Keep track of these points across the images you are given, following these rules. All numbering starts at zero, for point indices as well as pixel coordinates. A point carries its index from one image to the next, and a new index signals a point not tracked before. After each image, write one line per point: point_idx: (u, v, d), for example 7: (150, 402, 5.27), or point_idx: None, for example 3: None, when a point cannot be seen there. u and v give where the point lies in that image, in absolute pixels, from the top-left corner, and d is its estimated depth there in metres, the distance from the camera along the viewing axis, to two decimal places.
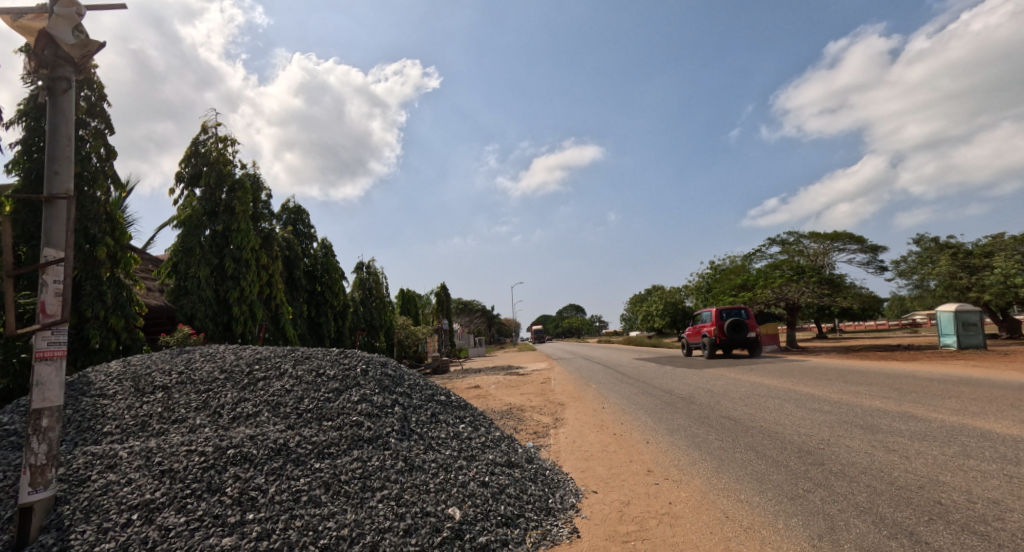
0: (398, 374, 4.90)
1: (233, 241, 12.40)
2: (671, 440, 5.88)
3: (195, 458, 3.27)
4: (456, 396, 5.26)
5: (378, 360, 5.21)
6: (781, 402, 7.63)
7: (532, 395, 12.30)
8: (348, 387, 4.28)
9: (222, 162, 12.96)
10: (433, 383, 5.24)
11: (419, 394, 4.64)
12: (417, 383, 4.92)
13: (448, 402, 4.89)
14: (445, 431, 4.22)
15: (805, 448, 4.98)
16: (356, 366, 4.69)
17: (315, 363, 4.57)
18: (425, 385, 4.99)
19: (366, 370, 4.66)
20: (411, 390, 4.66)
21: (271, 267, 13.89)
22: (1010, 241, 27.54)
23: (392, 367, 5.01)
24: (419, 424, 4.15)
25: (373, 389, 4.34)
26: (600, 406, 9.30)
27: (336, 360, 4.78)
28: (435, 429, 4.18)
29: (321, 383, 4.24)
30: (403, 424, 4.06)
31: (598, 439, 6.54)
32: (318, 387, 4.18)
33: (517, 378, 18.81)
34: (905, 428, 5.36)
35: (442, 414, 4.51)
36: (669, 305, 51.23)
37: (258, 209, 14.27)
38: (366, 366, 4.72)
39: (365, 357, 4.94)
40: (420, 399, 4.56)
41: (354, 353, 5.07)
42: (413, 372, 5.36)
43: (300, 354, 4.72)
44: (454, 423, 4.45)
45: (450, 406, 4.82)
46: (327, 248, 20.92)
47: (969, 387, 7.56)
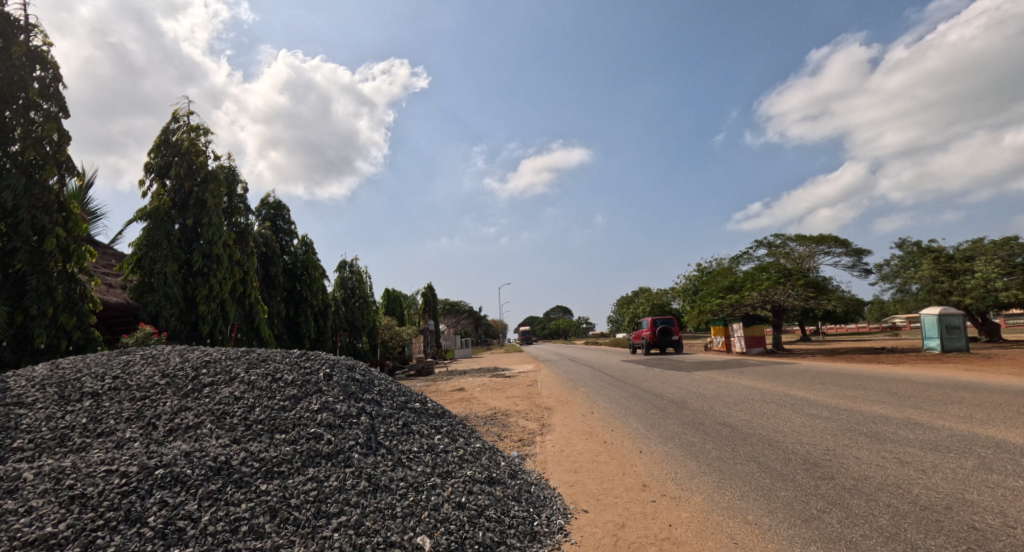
0: (367, 379, 4.41)
1: (203, 235, 11.73)
2: (667, 450, 5.46)
3: (115, 480, 2.74)
4: (432, 404, 4.80)
5: (346, 363, 4.71)
6: (777, 408, 7.29)
7: (518, 398, 11.86)
8: (308, 394, 3.79)
9: (193, 152, 12.25)
10: (407, 388, 4.76)
11: (389, 402, 4.16)
12: (389, 388, 4.44)
13: (423, 410, 4.43)
14: (418, 443, 3.75)
15: (811, 460, 4.58)
16: (319, 369, 4.19)
17: (272, 367, 4.06)
18: (398, 391, 4.51)
19: (330, 374, 4.16)
20: (380, 397, 4.18)
21: (246, 264, 13.23)
22: (990, 246, 27.95)
23: (361, 370, 4.52)
24: (388, 436, 3.67)
25: (336, 396, 3.85)
26: (589, 410, 8.89)
27: (298, 363, 4.28)
28: (406, 442, 3.70)
29: (277, 389, 3.74)
30: (369, 436, 3.58)
31: (587, 447, 6.12)
32: (272, 394, 3.67)
33: (502, 381, 18.33)
34: (914, 438, 5.03)
35: (415, 424, 4.03)
36: (656, 307, 51.28)
37: (233, 202, 13.58)
38: (330, 370, 4.23)
39: (331, 360, 4.44)
40: (391, 408, 4.08)
41: (318, 355, 4.57)
42: (385, 376, 4.88)
43: (255, 356, 4.21)
44: (429, 434, 3.98)
45: (425, 415, 4.35)
46: (307, 245, 20.24)
47: (969, 392, 7.31)
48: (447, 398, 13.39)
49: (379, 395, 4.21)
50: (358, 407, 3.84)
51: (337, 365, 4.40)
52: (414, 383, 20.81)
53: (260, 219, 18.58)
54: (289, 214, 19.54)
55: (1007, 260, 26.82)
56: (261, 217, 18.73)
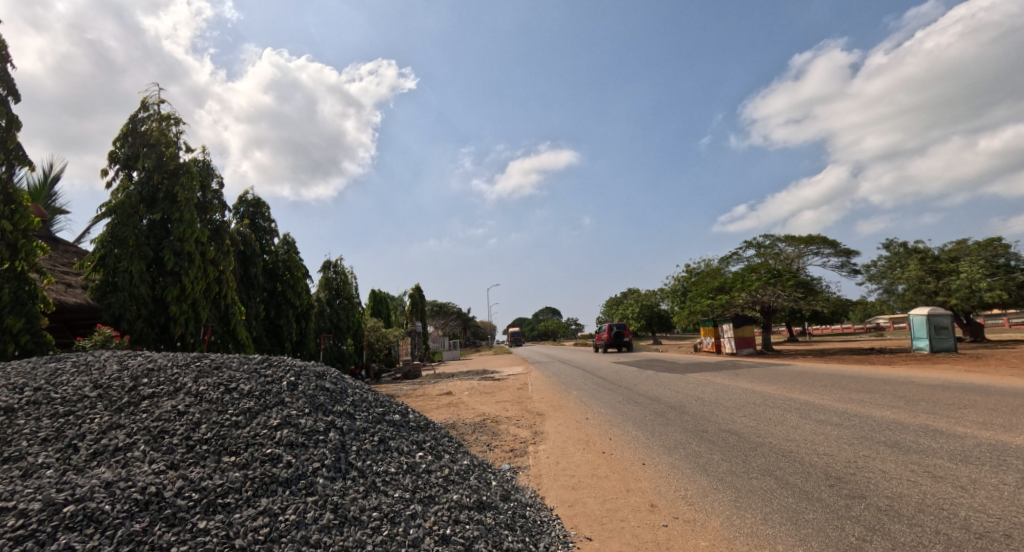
0: (340, 388, 3.88)
1: (173, 232, 11.03)
2: (673, 462, 5.01)
3: (9, 521, 2.17)
4: (414, 414, 4.30)
5: (316, 371, 4.17)
6: (784, 414, 6.90)
7: (508, 402, 11.42)
8: (267, 407, 3.24)
9: (164, 143, 11.55)
10: (386, 398, 4.24)
11: (364, 414, 3.63)
12: (364, 398, 3.91)
13: (404, 422, 3.91)
14: (395, 463, 3.22)
15: (834, 474, 4.16)
16: (282, 378, 3.65)
17: (227, 376, 3.51)
18: (375, 401, 3.98)
19: (295, 383, 3.63)
20: (354, 409, 3.65)
21: (221, 263, 12.54)
22: (975, 246, 28.22)
23: (332, 378, 3.98)
24: (360, 455, 3.14)
25: (300, 409, 3.31)
26: (584, 417, 8.43)
27: (257, 371, 3.73)
28: (381, 461, 3.17)
29: (230, 402, 3.19)
30: (337, 455, 3.04)
31: (585, 458, 5.66)
32: (224, 408, 3.13)
33: (491, 384, 17.83)
34: (939, 447, 4.64)
35: (393, 440, 3.51)
36: (645, 308, 51.20)
37: (208, 198, 12.87)
38: (295, 378, 3.69)
39: (297, 368, 3.90)
40: (366, 421, 3.55)
41: (283, 362, 4.03)
42: (361, 384, 4.36)
43: (208, 363, 3.66)
44: (408, 451, 3.46)
45: (405, 428, 3.83)
46: (289, 244, 19.53)
47: (980, 395, 7.01)
48: (434, 402, 12.87)
49: (352, 405, 3.68)
50: (327, 421, 3.31)
51: (304, 373, 3.85)
52: (401, 387, 20.20)
53: (238, 217, 17.84)
54: (270, 212, 18.83)
55: (992, 261, 27.14)
56: (240, 215, 17.99)
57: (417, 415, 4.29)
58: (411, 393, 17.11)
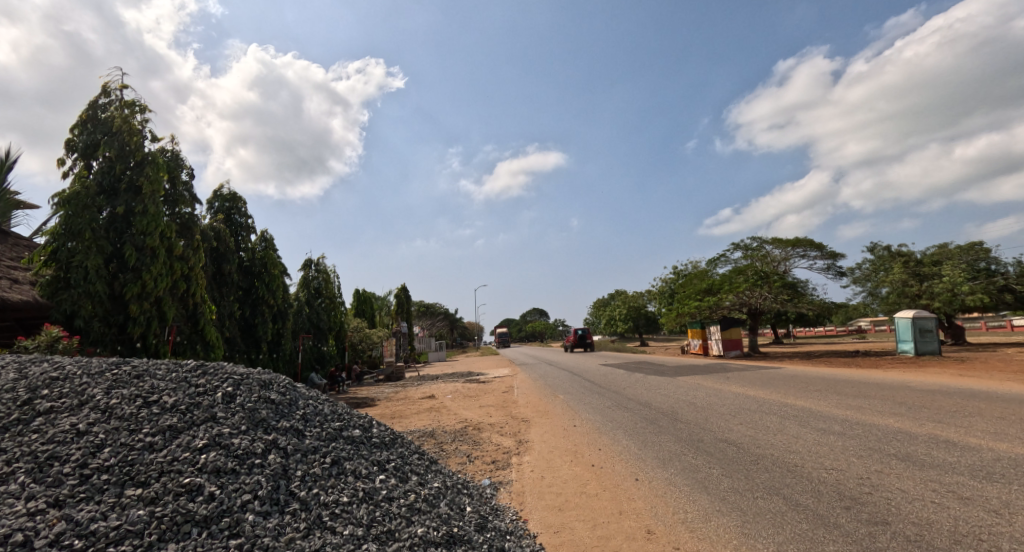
0: (288, 400, 3.36)
1: (135, 225, 10.30)
2: (670, 478, 4.56)
3: None
4: (378, 429, 3.78)
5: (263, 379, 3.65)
6: (783, 421, 6.53)
7: (492, 407, 10.93)
8: (194, 425, 2.71)
9: (126, 131, 10.81)
10: (344, 411, 3.74)
11: (315, 431, 3.11)
12: (317, 411, 3.40)
13: (364, 439, 3.39)
14: (347, 491, 2.69)
15: (847, 494, 3.74)
16: (218, 389, 3.12)
17: (149, 387, 2.97)
18: (330, 415, 3.47)
19: (231, 395, 3.10)
20: (303, 425, 3.13)
21: (190, 259, 11.80)
22: (957, 250, 28.54)
23: (279, 388, 3.46)
24: (305, 482, 2.61)
25: (234, 426, 2.79)
26: (572, 424, 7.98)
27: (189, 381, 3.20)
28: (330, 489, 2.65)
29: (147, 420, 2.65)
30: (275, 484, 2.51)
31: (572, 472, 5.20)
32: (138, 427, 2.58)
33: (476, 387, 17.28)
34: (956, 462, 4.26)
35: (349, 462, 2.99)
36: (632, 310, 51.10)
37: (177, 190, 12.09)
38: (233, 389, 3.17)
39: (238, 376, 3.37)
40: (315, 440, 3.03)
41: (223, 370, 3.50)
42: (315, 396, 3.83)
43: (127, 372, 3.12)
44: (366, 476, 2.94)
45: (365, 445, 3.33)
46: (267, 241, 18.77)
47: (984, 402, 6.71)
48: (415, 406, 12.32)
49: (301, 420, 3.17)
50: (267, 439, 2.79)
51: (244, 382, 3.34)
52: (382, 389, 19.54)
53: (213, 212, 17.04)
54: (247, 207, 18.05)
55: (972, 265, 27.49)
56: (215, 210, 17.19)
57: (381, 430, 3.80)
58: (393, 396, 16.52)
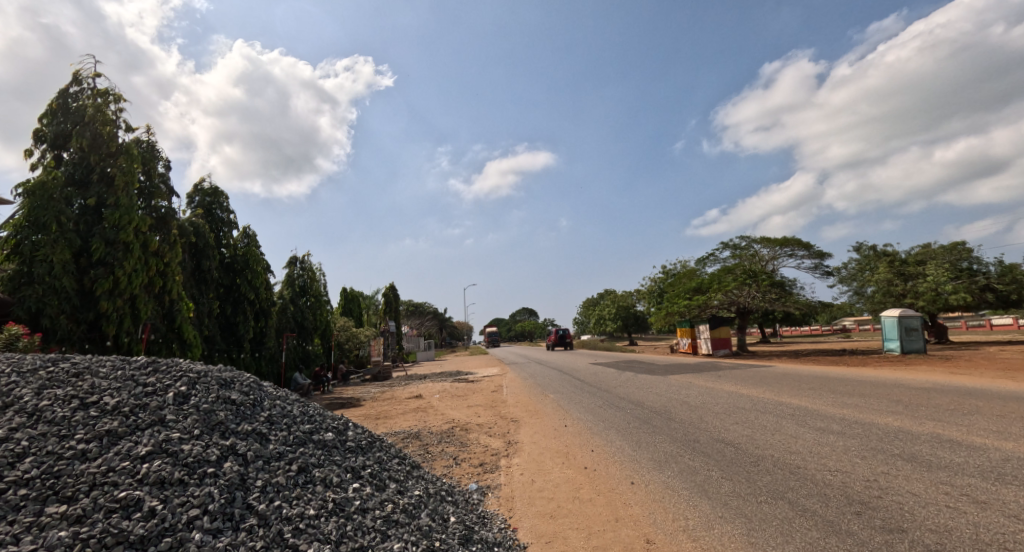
0: (253, 402, 3.12)
1: (106, 218, 9.79)
2: (668, 482, 4.32)
3: None
4: (357, 433, 3.51)
5: (227, 382, 3.42)
6: (780, 421, 6.33)
7: (480, 407, 10.65)
8: (139, 433, 2.46)
9: (99, 122, 10.11)
10: (314, 415, 3.52)
11: (281, 435, 2.85)
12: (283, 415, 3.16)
13: (337, 443, 3.12)
14: (314, 503, 2.39)
15: (857, 498, 3.52)
16: (173, 392, 2.88)
17: (94, 393, 2.73)
18: (300, 418, 3.22)
19: (187, 399, 2.86)
20: (268, 428, 2.86)
21: (166, 255, 11.32)
22: (940, 250, 28.94)
23: (244, 390, 3.22)
24: (263, 492, 2.33)
25: (184, 431, 2.56)
26: (563, 424, 7.72)
27: (142, 386, 2.97)
28: (294, 499, 2.36)
29: (86, 430, 2.40)
30: (228, 493, 2.23)
31: (564, 475, 4.95)
32: (73, 439, 2.33)
33: (465, 386, 16.97)
34: (964, 462, 4.07)
35: (320, 469, 2.70)
36: (621, 309, 51.13)
37: (153, 182, 11.55)
38: (189, 392, 2.93)
39: (196, 379, 3.14)
40: (279, 445, 2.77)
41: (181, 373, 3.28)
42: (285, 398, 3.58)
43: (71, 376, 2.89)
44: (338, 483, 2.64)
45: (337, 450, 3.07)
46: (249, 238, 18.25)
47: (980, 399, 6.60)
48: (401, 406, 12.00)
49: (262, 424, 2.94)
50: (222, 444, 2.54)
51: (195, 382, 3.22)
52: (368, 389, 19.14)
53: (193, 207, 16.48)
54: (228, 202, 17.51)
55: (955, 264, 27.90)
56: (195, 204, 16.63)
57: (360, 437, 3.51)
58: (379, 396, 16.14)
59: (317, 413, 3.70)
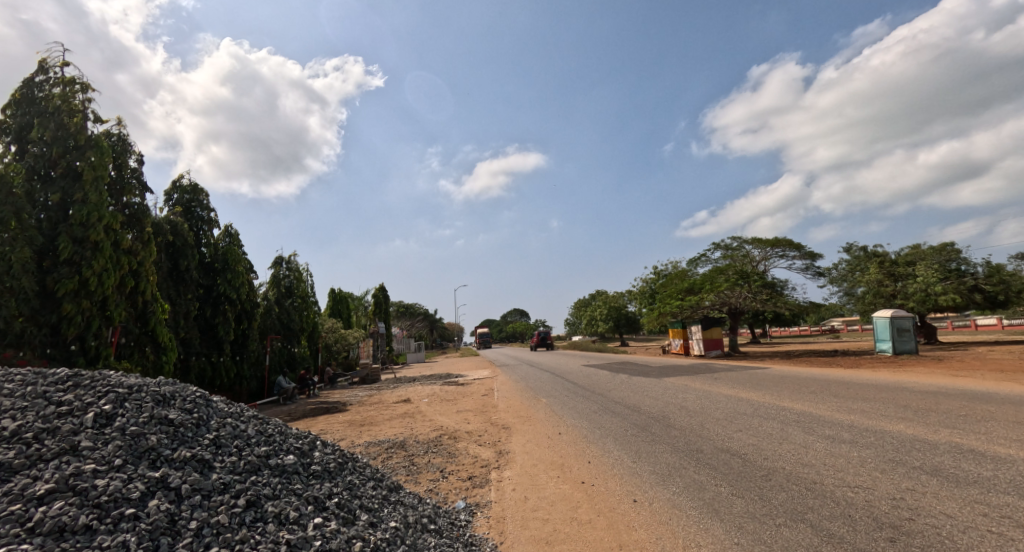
0: (193, 429, 3.32)
1: (73, 215, 9.22)
2: (674, 500, 3.96)
3: None
4: (316, 456, 3.65)
5: (169, 399, 3.65)
6: (787, 428, 6.01)
7: (470, 413, 10.27)
8: (66, 470, 2.60)
9: (65, 112, 9.62)
10: (272, 435, 3.72)
11: (222, 466, 3.00)
12: (229, 441, 3.31)
13: (287, 469, 3.25)
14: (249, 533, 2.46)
15: (886, 521, 3.16)
16: (109, 428, 3.05)
17: (28, 430, 2.89)
18: (246, 443, 3.39)
19: (124, 430, 3.04)
20: (209, 460, 3.02)
21: (140, 255, 10.77)
22: (930, 251, 29.13)
23: (186, 417, 3.40)
24: (191, 525, 2.43)
25: (100, 463, 2.71)
26: (556, 431, 7.35)
27: (79, 417, 3.15)
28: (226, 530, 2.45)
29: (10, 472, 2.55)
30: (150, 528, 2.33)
31: (559, 491, 4.57)
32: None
33: (454, 390, 16.53)
34: (995, 477, 3.75)
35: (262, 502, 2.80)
36: (613, 309, 50.93)
37: (124, 176, 11.04)
38: (124, 424, 3.10)
39: (134, 408, 3.32)
40: (221, 476, 2.89)
41: (122, 397, 3.48)
42: (235, 420, 3.77)
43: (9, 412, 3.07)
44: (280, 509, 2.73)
45: (294, 478, 3.17)
46: (231, 237, 17.70)
47: (991, 404, 6.35)
48: (388, 412, 11.55)
49: (202, 449, 3.10)
50: (146, 480, 2.64)
51: (126, 398, 3.48)
52: (355, 393, 18.60)
53: (171, 204, 15.86)
54: (208, 200, 16.92)
55: (943, 265, 28.10)
56: (173, 202, 16.00)
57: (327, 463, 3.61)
58: (365, 400, 15.64)
59: (278, 433, 3.88)
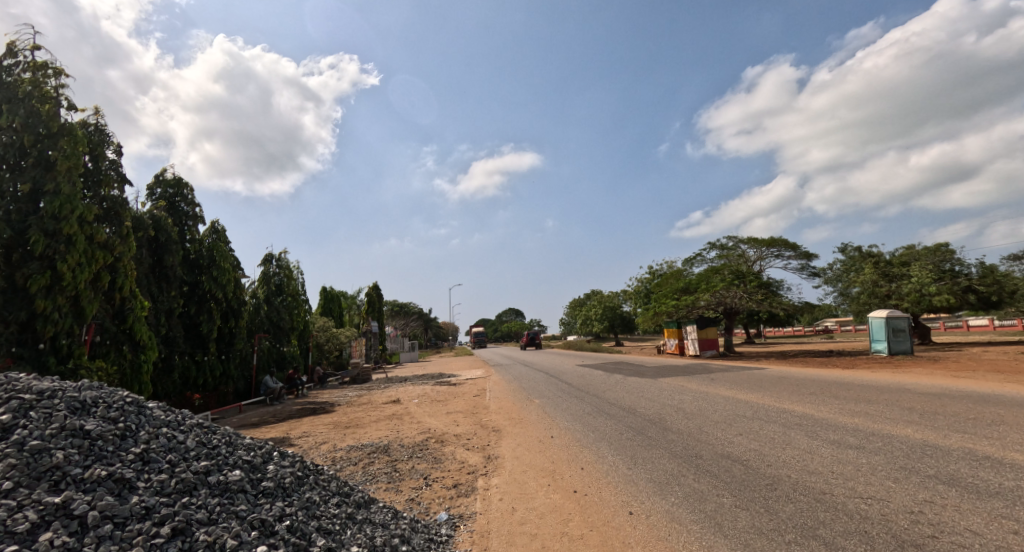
0: (116, 444, 3.14)
1: (44, 207, 8.79)
2: (673, 512, 3.66)
3: None
4: (268, 470, 3.57)
5: (90, 408, 3.45)
6: (789, 432, 5.75)
7: (461, 414, 9.96)
8: None
9: (36, 99, 9.21)
10: (216, 448, 3.60)
11: (147, 486, 2.86)
12: (158, 456, 3.16)
13: (228, 488, 3.14)
14: None
15: (906, 539, 2.88)
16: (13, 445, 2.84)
17: None
18: (180, 460, 3.24)
19: (32, 449, 2.84)
20: (134, 480, 2.86)
21: (118, 249, 10.37)
22: (924, 251, 29.14)
23: (107, 431, 3.21)
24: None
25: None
26: (548, 435, 7.05)
27: None
28: None
29: None
30: None
31: (548, 500, 4.28)
32: None
33: (446, 390, 16.21)
34: (1018, 488, 3.48)
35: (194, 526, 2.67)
36: (608, 309, 50.76)
37: (101, 168, 10.64)
38: (30, 441, 2.90)
39: (45, 422, 3.10)
40: (146, 499, 2.74)
41: (31, 406, 3.25)
42: (170, 428, 3.61)
43: None
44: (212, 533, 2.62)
45: (237, 498, 3.07)
46: (217, 234, 17.28)
47: (998, 407, 6.12)
48: (376, 413, 11.21)
49: (124, 466, 2.95)
50: (42, 507, 2.48)
51: (32, 407, 3.25)
52: (344, 393, 18.22)
53: (153, 199, 15.40)
54: (192, 195, 16.48)
55: (938, 266, 28.10)
56: (156, 197, 15.55)
57: (281, 479, 3.50)
58: (354, 401, 15.26)
59: (224, 444, 3.75)
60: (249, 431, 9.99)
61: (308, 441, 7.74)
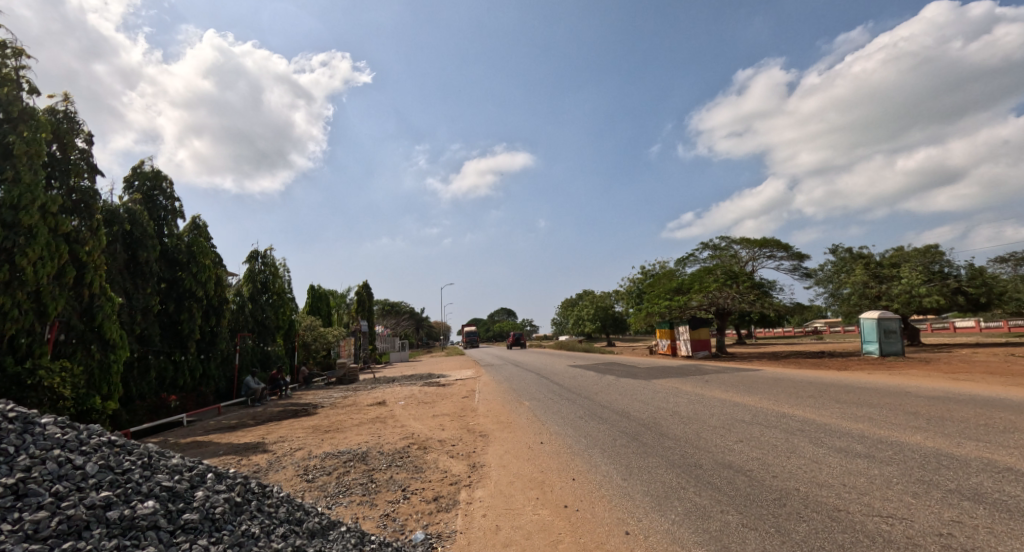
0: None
1: (3, 197, 8.23)
2: (673, 532, 3.30)
3: None
4: (188, 498, 3.20)
5: None
6: (794, 440, 5.42)
7: (447, 417, 9.57)
8: None
9: None
10: (126, 473, 3.23)
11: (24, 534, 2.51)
12: (38, 489, 2.81)
13: (133, 525, 2.78)
14: None
15: None
16: None
17: None
18: (68, 491, 2.88)
19: None
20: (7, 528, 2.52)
21: (86, 243, 9.83)
22: (914, 252, 29.27)
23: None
24: None
25: None
26: (537, 441, 6.68)
27: None
28: None
29: None
30: None
31: (535, 517, 3.90)
32: None
33: (434, 391, 15.79)
34: None
35: None
36: (600, 309, 50.60)
37: (70, 158, 10.11)
38: None
39: None
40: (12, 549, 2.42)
41: None
42: (72, 451, 3.26)
43: None
44: None
45: (145, 538, 2.73)
46: (198, 229, 16.71)
47: (1008, 413, 5.85)
48: (359, 416, 10.76)
49: None
50: None
51: None
52: (329, 394, 17.71)
53: (129, 192, 14.80)
54: (170, 188, 15.92)
55: (928, 267, 28.18)
56: (133, 190, 14.96)
57: (210, 509, 3.16)
58: (339, 402, 14.78)
59: (141, 468, 3.39)
60: (224, 434, 9.51)
61: (283, 446, 7.28)
